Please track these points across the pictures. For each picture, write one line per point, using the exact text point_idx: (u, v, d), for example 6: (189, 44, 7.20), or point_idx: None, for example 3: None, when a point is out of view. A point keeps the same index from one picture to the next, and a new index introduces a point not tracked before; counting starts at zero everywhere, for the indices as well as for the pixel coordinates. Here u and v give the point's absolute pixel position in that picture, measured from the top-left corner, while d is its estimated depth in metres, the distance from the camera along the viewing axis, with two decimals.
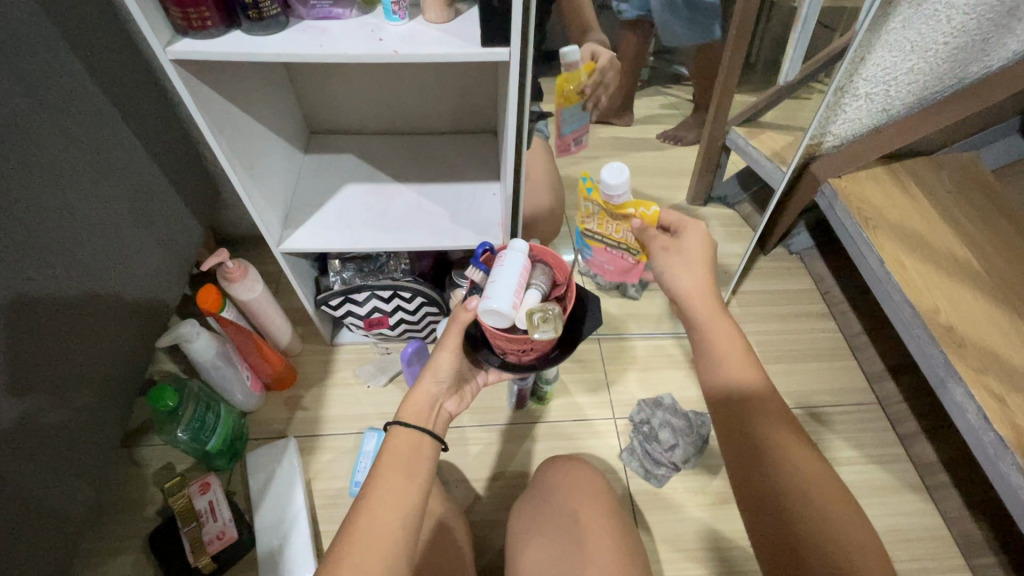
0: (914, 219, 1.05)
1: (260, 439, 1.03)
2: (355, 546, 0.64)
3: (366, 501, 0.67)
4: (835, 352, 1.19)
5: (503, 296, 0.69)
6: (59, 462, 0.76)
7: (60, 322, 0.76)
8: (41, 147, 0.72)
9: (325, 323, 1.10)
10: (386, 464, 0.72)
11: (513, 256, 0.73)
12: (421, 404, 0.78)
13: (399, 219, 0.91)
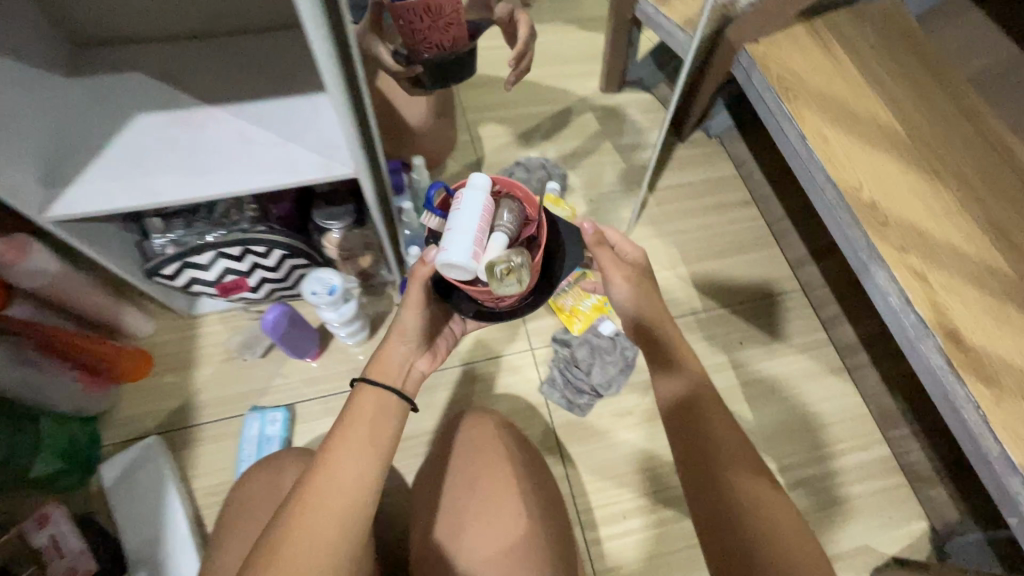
0: (835, 83, 0.93)
1: (118, 442, 0.86)
2: (312, 516, 0.52)
3: (329, 462, 0.55)
4: (756, 242, 1.12)
5: (461, 247, 0.58)
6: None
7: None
8: None
9: (171, 295, 0.90)
10: (350, 422, 0.59)
11: (472, 198, 0.60)
12: (391, 364, 0.65)
13: (219, 153, 0.70)
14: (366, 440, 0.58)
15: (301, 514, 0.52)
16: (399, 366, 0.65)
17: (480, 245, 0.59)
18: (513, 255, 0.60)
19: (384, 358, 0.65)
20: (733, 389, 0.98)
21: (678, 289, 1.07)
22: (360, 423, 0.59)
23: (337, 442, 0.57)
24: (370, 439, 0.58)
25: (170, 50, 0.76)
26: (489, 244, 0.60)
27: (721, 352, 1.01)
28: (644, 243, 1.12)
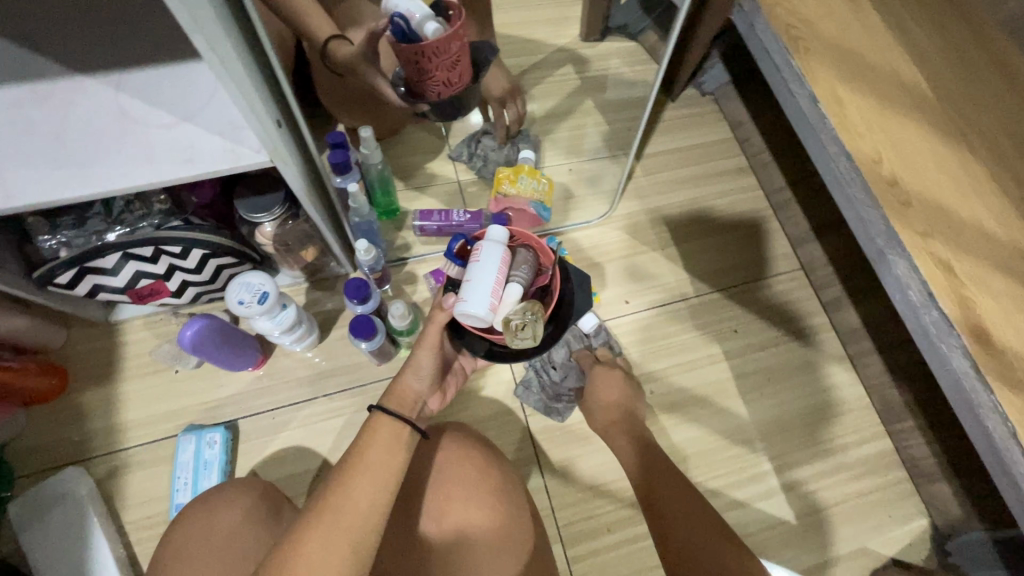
0: (851, 32, 0.79)
1: (32, 474, 0.75)
2: (325, 537, 0.45)
3: (346, 480, 0.49)
4: (753, 217, 1.01)
5: (479, 298, 0.53)
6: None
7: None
8: None
9: (75, 302, 0.76)
10: (364, 445, 0.52)
11: (491, 247, 0.55)
12: (407, 398, 0.59)
13: (97, 139, 0.55)
14: (384, 465, 0.51)
15: (313, 531, 0.45)
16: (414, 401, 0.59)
17: (496, 297, 0.54)
18: (529, 309, 0.56)
19: (399, 391, 0.58)
20: (727, 382, 0.90)
21: (667, 272, 0.96)
22: (375, 446, 0.52)
23: (351, 465, 0.50)
24: (387, 463, 0.51)
25: None
26: (507, 297, 0.55)
27: (715, 342, 0.92)
28: (630, 220, 1.00)
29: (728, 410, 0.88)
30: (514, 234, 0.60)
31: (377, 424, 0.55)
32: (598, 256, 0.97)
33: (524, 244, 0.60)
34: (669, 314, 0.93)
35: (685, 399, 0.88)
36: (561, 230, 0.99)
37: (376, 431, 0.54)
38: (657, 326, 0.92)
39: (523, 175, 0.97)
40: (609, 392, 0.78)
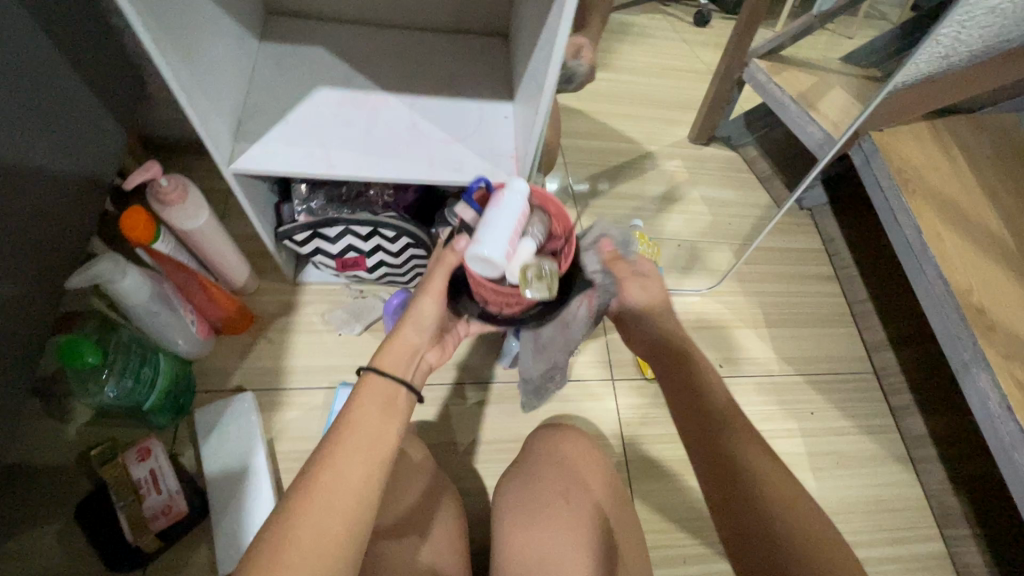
0: (952, 184, 0.97)
1: (210, 391, 0.87)
2: (314, 519, 0.43)
3: (335, 457, 0.47)
4: (836, 319, 1.15)
5: (495, 241, 0.54)
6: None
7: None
8: None
9: (286, 259, 0.92)
10: (353, 418, 0.50)
11: (511, 194, 0.57)
12: (407, 354, 0.58)
13: (394, 139, 0.72)
14: (374, 437, 0.49)
15: (301, 515, 0.43)
16: (408, 359, 0.58)
17: (512, 245, 0.55)
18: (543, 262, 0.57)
19: (396, 347, 0.57)
20: (800, 456, 1.00)
21: (756, 348, 1.09)
22: (367, 418, 0.51)
23: (339, 440, 0.48)
24: (376, 436, 0.50)
25: (353, 33, 0.81)
26: (523, 248, 0.56)
27: (793, 419, 1.03)
28: (729, 297, 1.16)
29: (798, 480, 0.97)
30: (532, 196, 0.63)
31: (370, 387, 0.54)
32: (699, 320, 1.12)
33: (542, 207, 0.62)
34: (755, 385, 1.05)
35: None
36: (674, 291, 1.15)
37: (367, 402, 0.52)
38: (744, 393, 1.04)
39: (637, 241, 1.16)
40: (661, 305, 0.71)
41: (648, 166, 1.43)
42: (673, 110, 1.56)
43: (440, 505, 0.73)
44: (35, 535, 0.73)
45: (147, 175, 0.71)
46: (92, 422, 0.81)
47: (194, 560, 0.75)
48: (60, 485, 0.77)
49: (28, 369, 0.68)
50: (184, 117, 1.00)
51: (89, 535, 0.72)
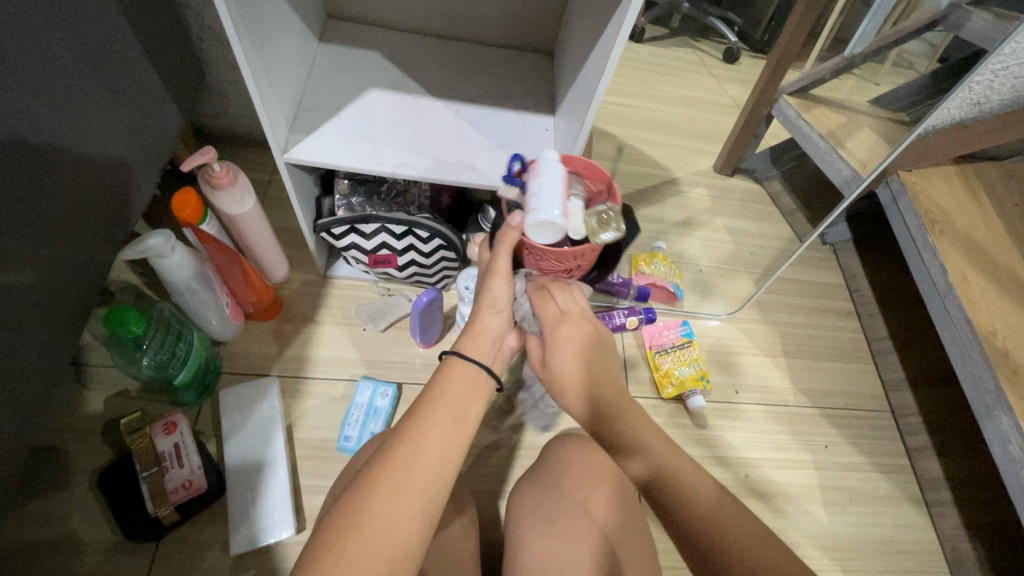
0: (980, 228, 0.98)
1: (235, 374, 0.89)
2: (394, 490, 0.45)
3: (416, 434, 0.49)
4: (853, 355, 1.15)
5: (551, 207, 0.60)
6: (23, 371, 0.61)
7: (11, 203, 0.57)
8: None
9: (320, 252, 0.95)
10: (434, 400, 0.53)
11: (547, 162, 0.62)
12: (483, 336, 0.62)
13: (438, 142, 0.75)
14: (453, 417, 0.51)
15: (382, 485, 0.45)
16: (488, 344, 0.62)
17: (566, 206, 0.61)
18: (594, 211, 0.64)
19: (478, 332, 0.62)
20: (813, 489, 0.99)
21: (773, 377, 1.10)
22: (447, 401, 0.53)
23: (418, 419, 0.50)
24: (456, 417, 0.52)
25: (407, 41, 0.86)
26: (574, 207, 0.63)
27: (807, 451, 1.02)
28: (748, 324, 1.16)
29: (810, 513, 0.96)
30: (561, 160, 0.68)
31: (452, 371, 0.57)
32: (718, 344, 1.12)
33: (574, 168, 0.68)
34: (770, 414, 1.05)
35: (776, 492, 0.97)
36: (693, 313, 1.16)
37: (447, 385, 0.55)
38: (759, 421, 1.04)
39: (658, 261, 1.21)
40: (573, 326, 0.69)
41: (672, 192, 1.45)
42: (699, 140, 1.59)
43: (456, 504, 0.73)
44: (53, 499, 0.75)
45: (203, 158, 0.72)
46: (119, 394, 0.83)
47: (206, 539, 0.75)
48: (83, 452, 0.78)
49: (74, 334, 0.71)
50: (236, 110, 1.04)
51: (109, 502, 0.74)
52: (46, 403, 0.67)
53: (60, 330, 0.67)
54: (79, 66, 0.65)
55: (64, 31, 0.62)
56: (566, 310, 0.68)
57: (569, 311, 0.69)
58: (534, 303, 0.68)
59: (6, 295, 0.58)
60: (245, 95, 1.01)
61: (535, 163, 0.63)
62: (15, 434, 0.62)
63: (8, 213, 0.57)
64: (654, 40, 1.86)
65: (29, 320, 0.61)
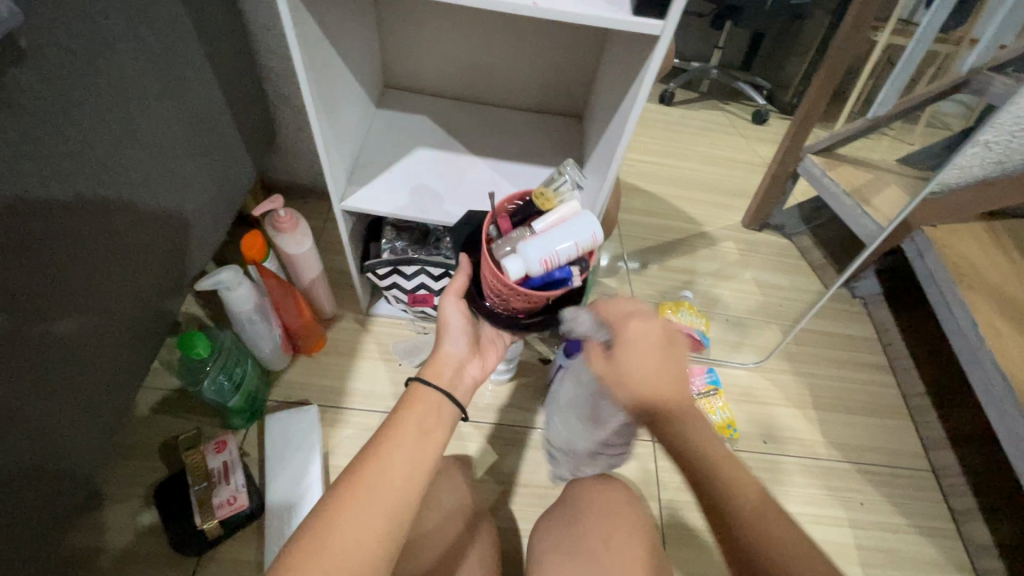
0: (1012, 282, 0.98)
1: (280, 401, 0.95)
2: (357, 510, 0.48)
3: (381, 458, 0.52)
4: (888, 410, 1.13)
5: (580, 224, 0.63)
6: (90, 400, 0.68)
7: (114, 240, 0.67)
8: (127, 75, 0.66)
9: (365, 290, 1.03)
10: (396, 426, 0.56)
11: (537, 259, 0.62)
12: (443, 367, 0.64)
13: (456, 190, 0.84)
14: (415, 445, 0.54)
15: (348, 504, 0.48)
16: (448, 372, 0.64)
17: (558, 219, 0.65)
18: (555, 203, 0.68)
19: (437, 362, 0.64)
20: (849, 549, 0.95)
21: (803, 428, 1.08)
22: (410, 429, 0.56)
23: (381, 447, 0.53)
24: (418, 444, 0.55)
25: (454, 107, 0.97)
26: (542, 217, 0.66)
27: (842, 507, 0.99)
28: (778, 375, 1.16)
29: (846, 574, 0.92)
30: (496, 257, 0.67)
31: (415, 396, 0.60)
32: (747, 393, 1.12)
33: (504, 245, 0.67)
34: (803, 467, 1.03)
35: None
36: (722, 362, 1.17)
37: (409, 411, 0.58)
38: (790, 473, 1.02)
39: (685, 310, 1.24)
40: (657, 320, 0.58)
41: (700, 244, 1.50)
42: (728, 196, 1.65)
43: (475, 535, 0.75)
44: (111, 509, 0.81)
45: (271, 205, 0.84)
46: (177, 414, 0.91)
47: (244, 556, 0.79)
48: (141, 467, 0.85)
49: (141, 365, 0.78)
50: (300, 166, 1.18)
51: (160, 515, 0.80)
52: (111, 426, 0.73)
53: (129, 362, 0.74)
54: (180, 128, 0.77)
55: (172, 101, 0.75)
56: (632, 309, 0.60)
57: (638, 309, 0.60)
58: (600, 307, 0.63)
59: (99, 320, 0.67)
60: (310, 152, 1.14)
61: (542, 270, 0.63)
62: (80, 455, 0.67)
63: (110, 249, 0.66)
64: (684, 102, 1.97)
65: (115, 345, 0.70)
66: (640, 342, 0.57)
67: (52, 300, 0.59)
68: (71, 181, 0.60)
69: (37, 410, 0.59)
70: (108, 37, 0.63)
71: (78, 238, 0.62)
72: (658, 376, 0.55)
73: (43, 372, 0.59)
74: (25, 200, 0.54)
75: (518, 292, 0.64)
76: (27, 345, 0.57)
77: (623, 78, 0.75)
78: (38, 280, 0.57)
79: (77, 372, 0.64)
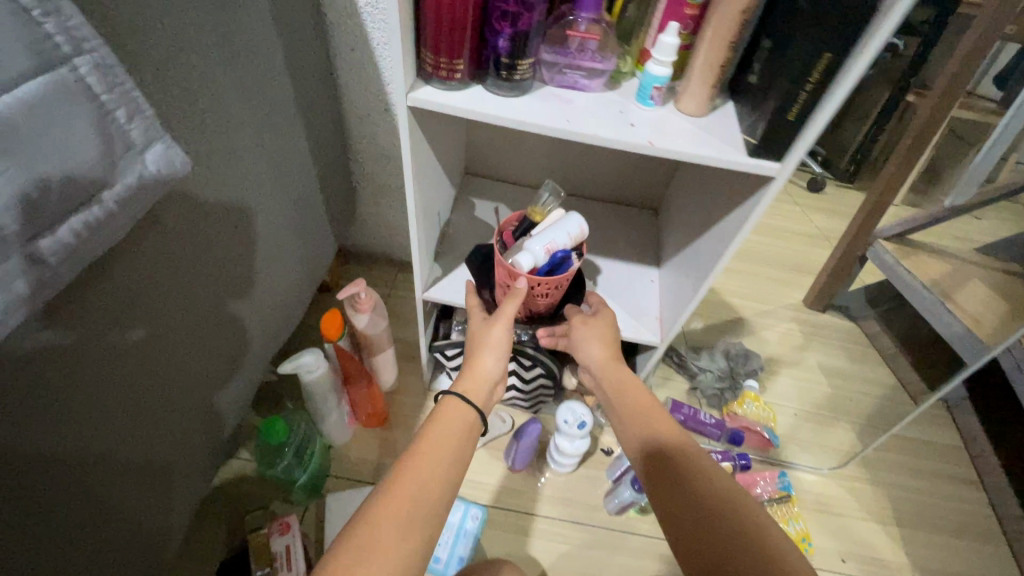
0: None
1: (341, 478, 0.95)
2: (397, 525, 0.48)
3: (420, 462, 0.54)
4: (981, 533, 1.03)
5: (568, 220, 0.73)
6: (136, 447, 0.60)
7: (209, 310, 0.68)
8: (245, 176, 0.69)
9: (430, 367, 1.04)
10: (432, 431, 0.58)
11: (542, 249, 0.71)
12: (481, 381, 0.65)
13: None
14: (451, 450, 0.56)
15: (390, 513, 0.49)
16: (486, 392, 0.64)
17: (548, 221, 0.75)
18: (544, 209, 0.78)
19: (474, 376, 0.65)
20: None
21: (886, 548, 1.00)
22: (446, 433, 0.58)
23: (420, 453, 0.55)
24: (452, 445, 0.57)
25: (532, 196, 0.99)
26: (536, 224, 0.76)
27: None
28: (856, 486, 1.07)
29: None
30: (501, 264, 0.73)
31: (450, 407, 0.61)
32: (821, 509, 1.04)
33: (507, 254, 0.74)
34: None
35: None
36: (789, 466, 1.10)
37: (433, 427, 0.58)
38: None
39: (749, 401, 1.18)
40: (605, 318, 0.74)
41: (764, 327, 1.45)
42: (790, 275, 1.60)
43: None
44: None
45: (355, 288, 0.86)
46: (247, 486, 0.92)
47: None
48: (204, 541, 0.85)
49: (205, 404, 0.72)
50: (373, 235, 1.21)
51: None
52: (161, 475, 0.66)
53: (199, 430, 0.72)
54: (280, 216, 0.80)
55: (278, 193, 0.78)
56: (592, 313, 0.75)
57: (592, 319, 0.74)
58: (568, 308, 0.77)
59: (190, 358, 0.67)
60: (382, 224, 1.17)
61: (547, 257, 0.71)
62: (118, 504, 0.59)
63: (204, 316, 0.68)
64: None
65: (204, 385, 0.71)
66: (603, 326, 0.73)
67: (116, 337, 0.54)
68: (172, 254, 0.60)
69: (71, 441, 0.51)
70: (235, 146, 0.65)
71: (185, 287, 0.63)
72: (613, 364, 0.69)
73: (92, 415, 0.53)
74: (130, 267, 0.54)
75: (531, 283, 0.71)
76: (74, 362, 0.50)
77: (700, 185, 0.76)
78: (148, 310, 0.58)
79: (125, 404, 0.58)
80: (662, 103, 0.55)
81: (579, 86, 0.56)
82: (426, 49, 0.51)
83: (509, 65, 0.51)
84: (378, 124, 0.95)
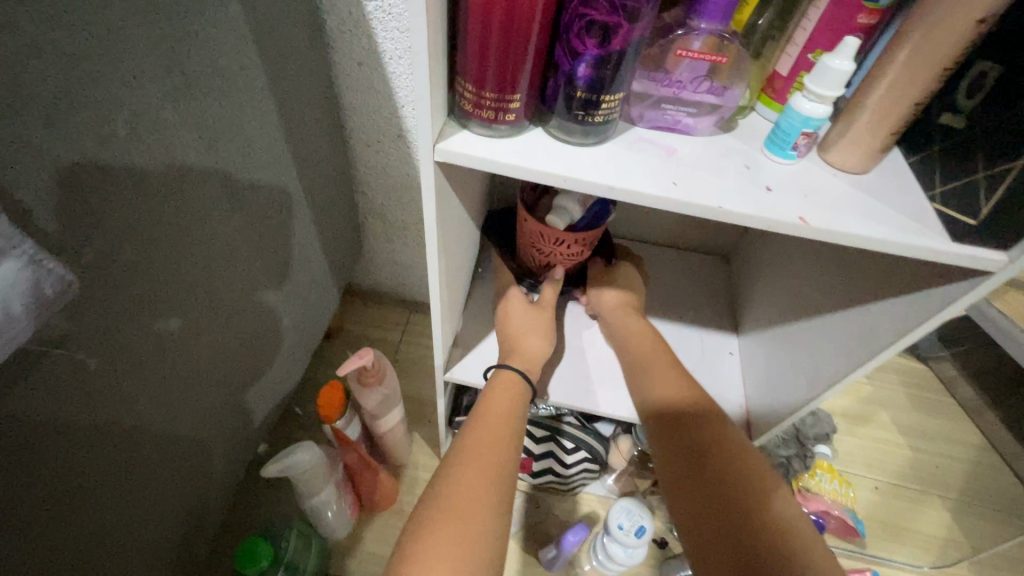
0: None
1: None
2: (469, 505, 0.43)
3: (478, 436, 0.49)
4: None
5: None
6: (149, 473, 0.51)
7: (192, 388, 0.54)
8: (222, 241, 0.52)
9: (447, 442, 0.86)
10: (484, 411, 0.52)
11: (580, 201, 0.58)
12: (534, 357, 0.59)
13: (584, 366, 0.66)
14: (505, 426, 0.51)
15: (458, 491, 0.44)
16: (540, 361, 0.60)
17: None
18: None
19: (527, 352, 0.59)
20: None
21: None
22: (496, 412, 0.52)
23: (476, 430, 0.50)
24: (507, 417, 0.52)
25: None
26: None
27: None
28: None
29: None
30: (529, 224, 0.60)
31: (500, 384, 0.55)
32: None
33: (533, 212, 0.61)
34: None
35: None
36: (880, 562, 0.96)
37: (490, 401, 0.53)
38: None
39: (823, 473, 0.98)
40: (625, 276, 0.69)
41: None
42: None
43: None
44: None
45: (360, 360, 0.70)
46: None
47: None
48: None
49: (218, 433, 0.62)
50: (381, 272, 1.04)
51: None
52: (189, 478, 0.58)
53: (212, 460, 0.62)
54: (269, 278, 0.63)
55: (265, 251, 0.61)
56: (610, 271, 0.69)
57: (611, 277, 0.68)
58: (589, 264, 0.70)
59: (197, 404, 0.55)
60: (394, 262, 1.00)
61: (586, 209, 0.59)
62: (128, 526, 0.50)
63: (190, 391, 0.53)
64: None
65: (212, 427, 0.60)
66: (623, 282, 0.68)
67: (131, 362, 0.44)
68: (167, 302, 0.47)
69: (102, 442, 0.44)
70: (204, 206, 0.49)
71: (187, 332, 0.51)
72: (627, 317, 0.64)
73: (114, 425, 0.45)
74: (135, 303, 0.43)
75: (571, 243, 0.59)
76: (58, 406, 0.39)
77: (805, 246, 0.58)
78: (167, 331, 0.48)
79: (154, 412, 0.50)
80: (804, 153, 0.38)
81: (682, 127, 0.39)
82: (467, 81, 0.34)
83: (588, 102, 0.34)
84: (390, 153, 0.78)
